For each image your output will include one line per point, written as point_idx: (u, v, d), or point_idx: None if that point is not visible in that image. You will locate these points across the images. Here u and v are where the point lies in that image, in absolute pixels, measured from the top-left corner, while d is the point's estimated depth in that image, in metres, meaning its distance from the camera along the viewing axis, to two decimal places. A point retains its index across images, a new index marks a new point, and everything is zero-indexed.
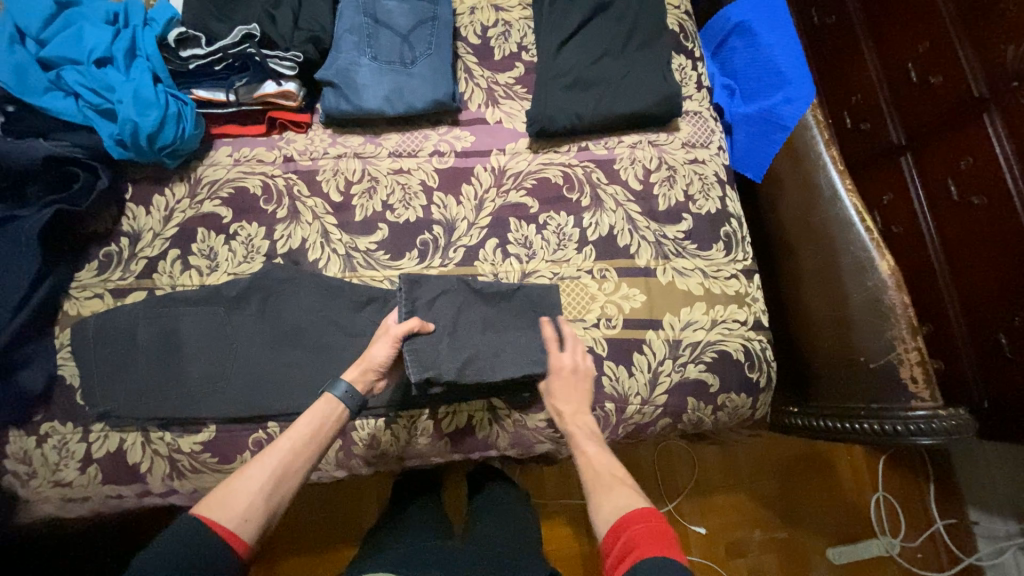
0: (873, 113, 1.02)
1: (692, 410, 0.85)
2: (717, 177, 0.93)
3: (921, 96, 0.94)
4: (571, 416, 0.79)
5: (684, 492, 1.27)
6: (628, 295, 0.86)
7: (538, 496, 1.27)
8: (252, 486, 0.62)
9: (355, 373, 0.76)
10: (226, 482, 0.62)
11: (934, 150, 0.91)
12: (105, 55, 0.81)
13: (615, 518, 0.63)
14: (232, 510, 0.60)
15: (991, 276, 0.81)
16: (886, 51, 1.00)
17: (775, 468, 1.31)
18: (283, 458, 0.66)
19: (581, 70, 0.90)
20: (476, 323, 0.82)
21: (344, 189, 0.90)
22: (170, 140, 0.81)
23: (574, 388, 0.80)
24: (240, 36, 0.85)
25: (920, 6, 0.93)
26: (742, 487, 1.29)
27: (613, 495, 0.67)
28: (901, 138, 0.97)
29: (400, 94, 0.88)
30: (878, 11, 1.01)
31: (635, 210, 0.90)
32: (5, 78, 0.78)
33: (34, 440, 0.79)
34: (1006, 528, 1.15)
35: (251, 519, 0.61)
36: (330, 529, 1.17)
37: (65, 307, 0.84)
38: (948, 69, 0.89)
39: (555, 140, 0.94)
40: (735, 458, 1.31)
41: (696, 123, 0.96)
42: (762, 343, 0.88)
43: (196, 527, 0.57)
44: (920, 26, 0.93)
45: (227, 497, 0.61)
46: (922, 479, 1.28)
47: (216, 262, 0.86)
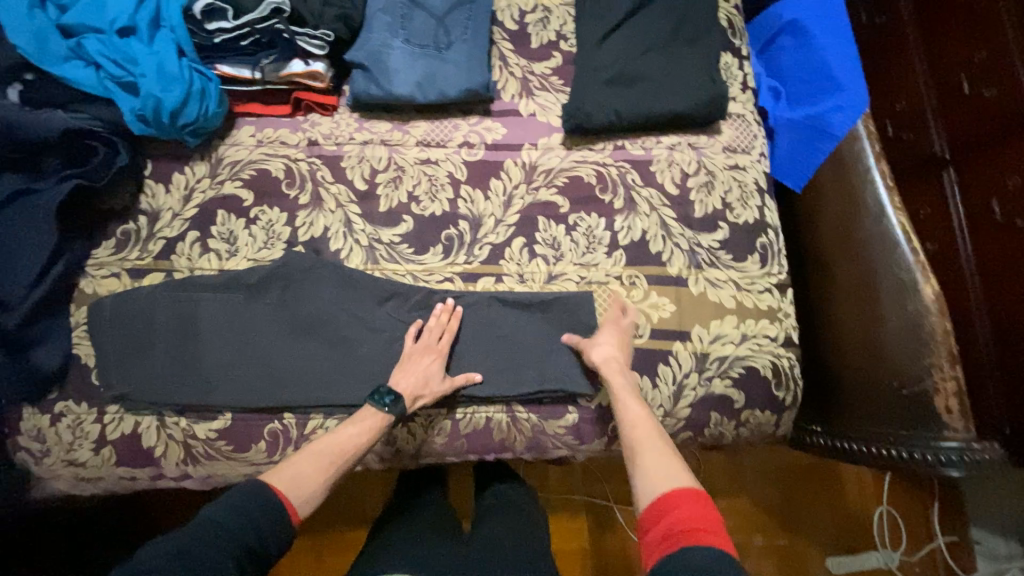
0: (916, 123, 0.97)
1: (715, 425, 0.83)
2: (758, 185, 0.89)
3: (970, 109, 0.88)
4: (618, 366, 0.76)
5: None
6: (658, 304, 0.83)
7: (542, 490, 1.27)
8: (318, 471, 0.70)
9: (409, 399, 0.75)
10: (294, 464, 0.69)
11: (978, 167, 0.86)
12: (127, 24, 0.77)
13: (661, 488, 0.61)
14: (300, 488, 0.67)
15: (1019, 301, 0.77)
16: (937, 57, 0.94)
17: (782, 478, 1.30)
18: (340, 445, 0.72)
19: (623, 64, 0.85)
20: (506, 338, 0.83)
21: (369, 177, 0.87)
22: (193, 118, 0.78)
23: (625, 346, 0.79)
24: (269, 10, 0.80)
25: (979, 7, 0.87)
26: (747, 494, 1.29)
27: (652, 459, 0.65)
28: (945, 151, 0.92)
29: (433, 80, 0.84)
30: (931, 12, 0.95)
31: (670, 215, 0.86)
32: (24, 42, 0.74)
33: (49, 418, 0.79)
34: (1008, 548, 1.15)
35: (310, 501, 0.69)
36: (338, 513, 1.17)
37: (81, 285, 0.82)
38: (1003, 81, 0.83)
39: (589, 136, 0.90)
40: (742, 466, 1.31)
41: (739, 127, 0.91)
42: (792, 360, 0.85)
43: (267, 499, 0.64)
44: (976, 32, 0.87)
45: (295, 479, 0.68)
46: (927, 496, 1.27)
47: (236, 246, 0.84)
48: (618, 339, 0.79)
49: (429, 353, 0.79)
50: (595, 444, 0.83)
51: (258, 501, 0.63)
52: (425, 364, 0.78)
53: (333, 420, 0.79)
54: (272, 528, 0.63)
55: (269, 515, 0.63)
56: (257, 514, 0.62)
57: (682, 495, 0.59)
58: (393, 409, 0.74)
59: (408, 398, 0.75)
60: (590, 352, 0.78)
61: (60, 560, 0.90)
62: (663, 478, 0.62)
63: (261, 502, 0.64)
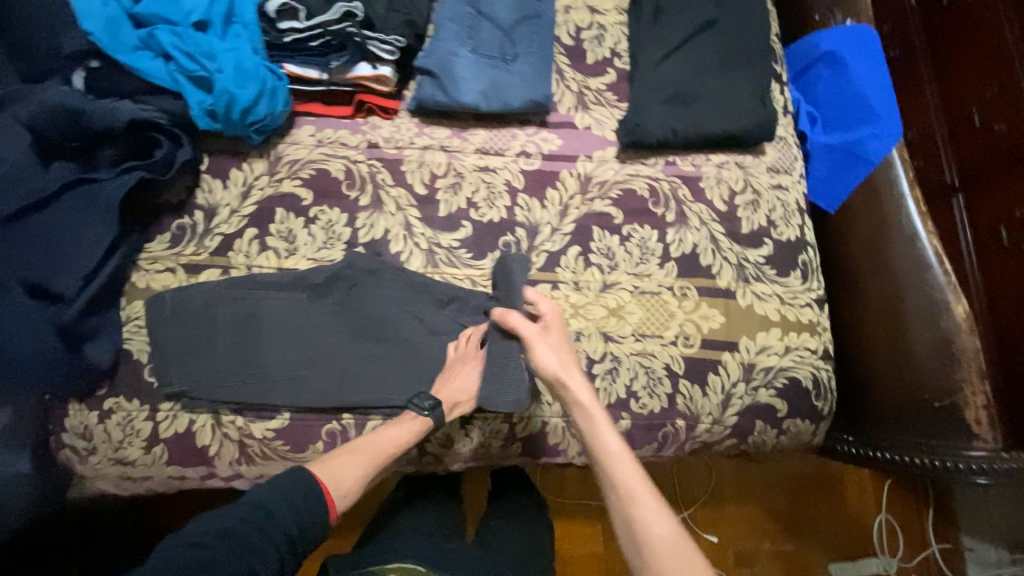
0: (926, 150, 1.04)
1: (759, 432, 0.87)
2: (799, 205, 0.94)
3: (981, 140, 0.95)
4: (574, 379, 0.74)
5: (699, 501, 1.31)
6: (708, 315, 0.87)
7: (556, 494, 1.28)
8: (358, 467, 0.72)
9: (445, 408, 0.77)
10: (338, 457, 0.72)
11: (987, 194, 0.93)
12: (202, 19, 0.77)
13: None
14: (339, 480, 0.70)
15: None
16: (947, 90, 1.01)
17: (788, 486, 1.35)
18: (384, 443, 0.74)
19: (679, 84, 0.89)
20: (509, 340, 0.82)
21: (429, 182, 0.89)
22: (261, 117, 0.77)
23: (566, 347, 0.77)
24: (340, 14, 0.82)
25: (989, 48, 0.95)
26: (755, 501, 1.33)
27: (664, 553, 0.63)
28: (955, 179, 0.99)
29: (498, 91, 0.86)
30: (943, 49, 1.02)
31: (719, 230, 0.90)
32: (98, 33, 0.74)
33: (97, 415, 0.77)
34: (998, 556, 1.23)
35: (346, 496, 0.70)
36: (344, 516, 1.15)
37: (133, 278, 0.81)
38: (1013, 117, 0.90)
39: (641, 151, 0.93)
40: (751, 474, 1.35)
41: (781, 149, 0.96)
42: (829, 372, 0.90)
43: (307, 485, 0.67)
44: (987, 71, 0.95)
45: (337, 471, 0.70)
46: (922, 504, 1.33)
47: (295, 245, 0.83)
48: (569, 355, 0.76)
49: (468, 360, 0.80)
50: (645, 449, 0.85)
51: (299, 487, 0.66)
52: (471, 377, 0.80)
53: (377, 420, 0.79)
54: (309, 513, 0.66)
55: (306, 502, 0.66)
56: (298, 498, 0.65)
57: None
58: (432, 413, 0.76)
59: (446, 404, 0.77)
60: (540, 357, 0.74)
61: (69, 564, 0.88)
62: None
63: (304, 488, 0.66)
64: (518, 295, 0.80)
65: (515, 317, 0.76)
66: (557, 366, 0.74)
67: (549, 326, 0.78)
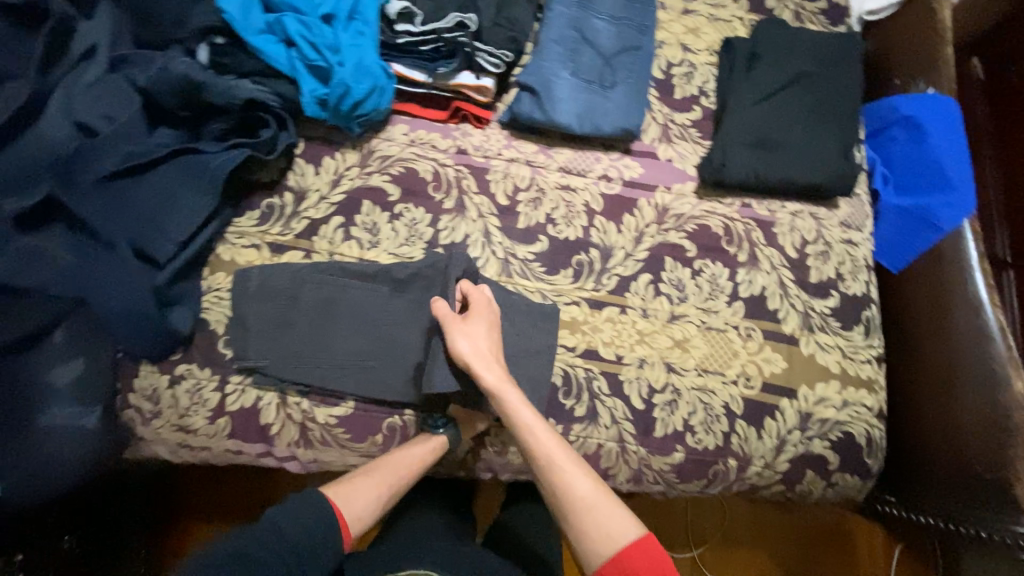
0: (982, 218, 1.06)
1: (808, 482, 0.87)
2: (866, 262, 0.95)
3: None
4: (485, 360, 0.73)
5: (709, 539, 1.24)
6: (771, 359, 0.87)
7: None
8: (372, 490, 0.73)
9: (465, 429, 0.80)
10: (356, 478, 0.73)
11: None
12: (328, 12, 0.82)
13: (607, 548, 0.63)
14: (354, 505, 0.71)
15: None
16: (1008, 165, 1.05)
17: (799, 535, 1.27)
18: (400, 465, 0.76)
19: (765, 130, 0.92)
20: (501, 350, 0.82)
21: (511, 194, 0.91)
22: (369, 111, 0.82)
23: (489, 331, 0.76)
24: (454, 23, 0.86)
25: None
26: (765, 548, 1.26)
27: (589, 513, 0.65)
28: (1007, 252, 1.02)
29: (592, 114, 0.89)
30: (1005, 125, 1.06)
31: (788, 277, 0.91)
32: (233, 12, 0.79)
33: (167, 379, 0.78)
34: None
35: (360, 519, 0.71)
36: None
37: (219, 250, 0.82)
38: None
39: (720, 190, 0.95)
40: (763, 517, 1.28)
41: (855, 206, 0.98)
42: (881, 431, 0.90)
43: (325, 507, 0.68)
44: None
45: (353, 493, 0.71)
46: None
47: (378, 239, 0.85)
48: (489, 334, 0.76)
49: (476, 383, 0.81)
50: (693, 484, 0.85)
51: (317, 510, 0.67)
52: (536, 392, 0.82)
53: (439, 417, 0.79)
54: (327, 535, 0.66)
55: (324, 524, 0.66)
56: (315, 521, 0.66)
57: (637, 547, 0.63)
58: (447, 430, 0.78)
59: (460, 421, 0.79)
60: (453, 339, 0.73)
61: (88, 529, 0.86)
62: (606, 536, 0.64)
63: (322, 510, 0.67)
64: (451, 287, 0.79)
65: (442, 304, 0.75)
66: (471, 347, 0.73)
67: (471, 311, 0.77)
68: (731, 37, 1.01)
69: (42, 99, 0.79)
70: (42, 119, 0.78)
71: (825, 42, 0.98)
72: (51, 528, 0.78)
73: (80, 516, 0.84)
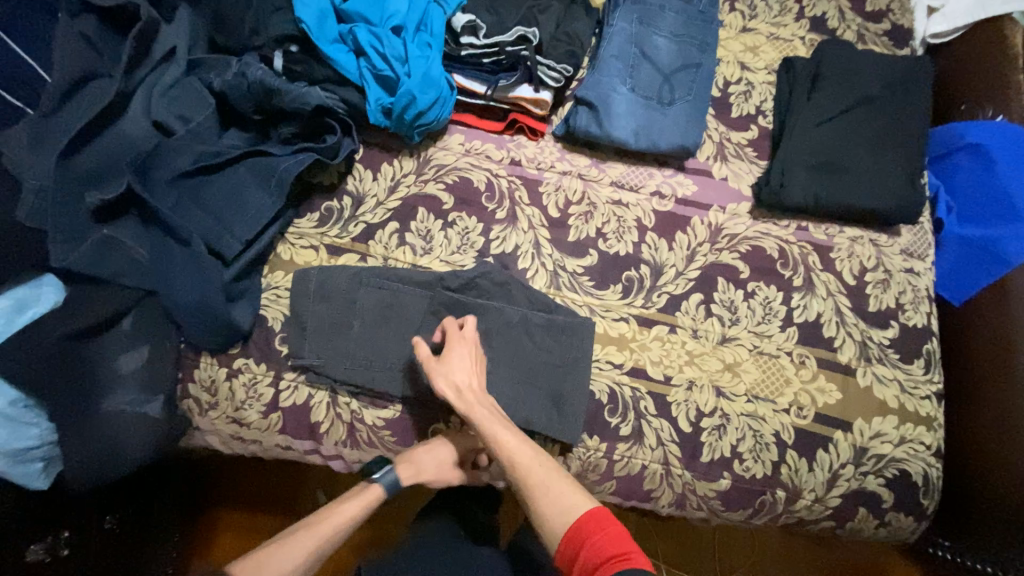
0: None
1: (860, 520, 0.83)
2: (929, 293, 0.91)
3: None
4: (471, 394, 0.74)
5: (739, 570, 1.17)
6: (825, 389, 0.84)
7: None
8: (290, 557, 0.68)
9: (404, 473, 0.76)
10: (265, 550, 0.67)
11: None
12: (398, 23, 0.84)
13: (565, 526, 0.63)
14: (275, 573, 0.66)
15: None
16: None
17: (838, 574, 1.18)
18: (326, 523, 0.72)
19: (827, 153, 0.91)
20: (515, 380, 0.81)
21: (563, 207, 0.91)
22: (430, 120, 0.84)
23: (471, 361, 0.76)
24: (517, 37, 0.88)
25: None
26: None
27: (544, 495, 0.66)
28: None
29: (649, 131, 0.89)
30: None
31: (845, 304, 0.89)
32: (309, 21, 0.82)
33: (225, 372, 0.80)
34: None
35: None
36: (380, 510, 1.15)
37: (279, 249, 0.85)
38: None
39: (775, 212, 0.93)
40: (798, 552, 1.19)
41: (917, 234, 0.94)
42: (939, 471, 0.85)
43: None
44: None
45: (264, 563, 0.66)
46: None
47: (431, 245, 0.87)
48: (470, 358, 0.77)
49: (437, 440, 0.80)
50: (738, 513, 0.82)
51: None
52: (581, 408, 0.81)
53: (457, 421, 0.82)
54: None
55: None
56: None
57: (589, 517, 0.63)
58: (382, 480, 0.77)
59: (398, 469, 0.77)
60: (445, 375, 0.73)
61: (128, 508, 0.89)
62: (563, 512, 0.64)
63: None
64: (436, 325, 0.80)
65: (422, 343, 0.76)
66: (456, 386, 0.73)
67: (451, 340, 0.77)
68: (792, 56, 1.00)
69: (125, 97, 0.79)
70: (124, 117, 0.79)
71: (892, 65, 0.96)
72: (95, 506, 0.82)
73: (122, 498, 0.88)
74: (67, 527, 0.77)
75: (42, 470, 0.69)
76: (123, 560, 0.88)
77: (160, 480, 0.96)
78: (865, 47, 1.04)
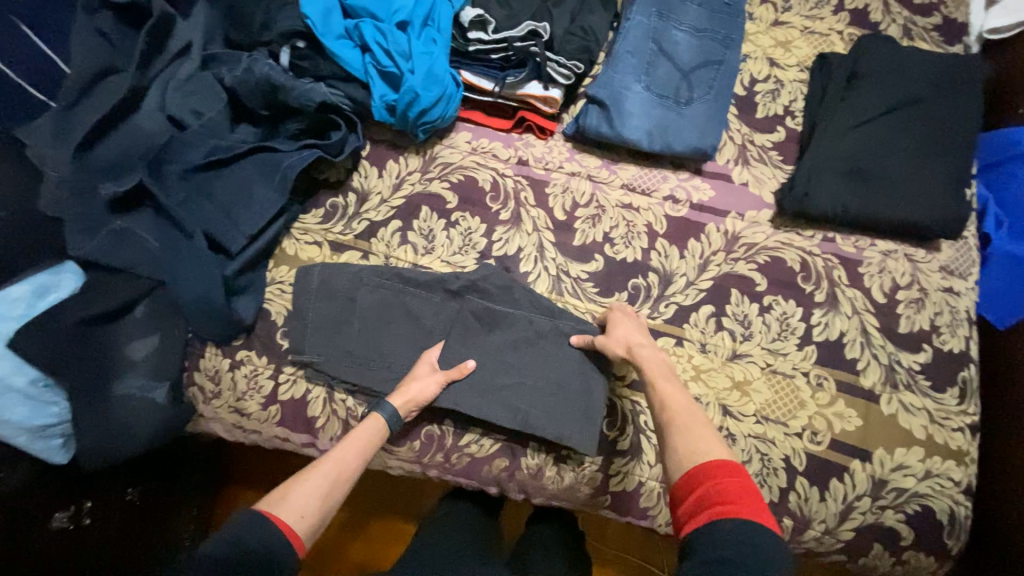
0: None
1: (874, 556, 0.77)
2: (969, 315, 0.83)
3: None
4: (642, 347, 0.73)
5: None
6: (843, 414, 0.79)
7: (594, 540, 1.14)
8: (314, 489, 0.65)
9: (399, 403, 0.74)
10: (286, 481, 0.65)
11: None
12: (405, 19, 0.84)
13: (692, 464, 0.58)
14: (295, 505, 0.62)
15: None
16: None
17: None
18: (336, 460, 0.69)
19: (862, 159, 0.84)
20: (511, 386, 0.79)
21: (569, 209, 0.87)
22: (434, 119, 0.83)
23: (636, 324, 0.77)
24: (527, 32, 0.85)
25: None
26: None
27: (685, 437, 0.61)
28: None
29: (664, 131, 0.85)
30: None
31: (872, 323, 0.82)
32: (315, 17, 0.82)
33: (227, 363, 0.82)
34: None
35: (308, 518, 0.62)
36: (387, 503, 1.17)
37: (284, 244, 0.86)
38: None
39: (800, 220, 0.87)
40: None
41: (959, 249, 0.86)
42: (968, 511, 0.78)
43: (258, 522, 0.59)
44: None
45: (288, 496, 0.63)
46: None
47: (433, 245, 0.86)
48: (634, 324, 0.77)
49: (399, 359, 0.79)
50: None
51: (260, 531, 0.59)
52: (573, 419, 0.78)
53: (626, 374, 0.82)
54: (272, 555, 0.58)
55: (264, 543, 0.58)
56: (260, 543, 0.58)
57: (712, 468, 0.56)
58: (382, 407, 0.74)
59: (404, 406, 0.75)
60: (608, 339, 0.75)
61: (147, 480, 0.92)
62: (694, 454, 0.59)
63: (258, 530, 0.59)
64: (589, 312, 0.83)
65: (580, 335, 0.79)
66: (629, 344, 0.74)
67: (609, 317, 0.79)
68: (827, 52, 0.92)
69: (140, 92, 0.82)
70: (140, 112, 0.82)
71: (943, 64, 0.87)
72: (118, 474, 0.85)
73: (145, 472, 0.91)
74: (90, 499, 0.80)
75: (62, 445, 0.73)
76: (144, 527, 0.93)
77: (176, 461, 0.99)
78: (911, 43, 0.95)
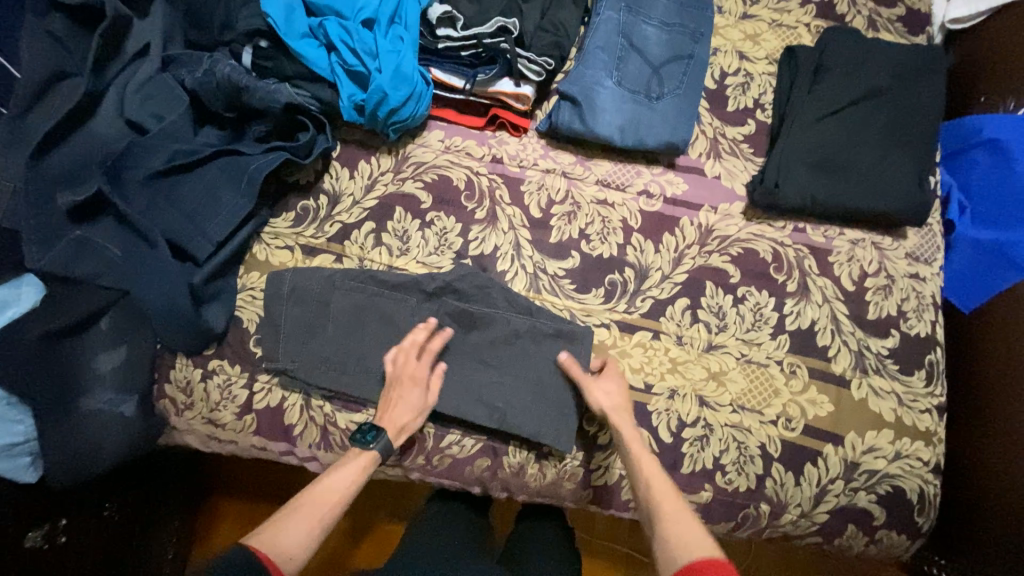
0: None
1: (848, 537, 0.80)
2: (934, 300, 0.86)
3: None
4: (622, 414, 0.75)
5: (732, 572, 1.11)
6: (816, 401, 0.80)
7: (581, 531, 1.15)
8: (302, 527, 0.64)
9: (393, 434, 0.74)
10: (275, 519, 0.64)
11: None
12: (370, 17, 0.82)
13: (684, 559, 0.60)
14: (283, 544, 0.62)
15: None
16: None
17: None
18: (323, 495, 0.68)
19: (830, 151, 0.85)
20: (490, 386, 0.79)
21: (545, 206, 0.87)
22: (404, 118, 0.82)
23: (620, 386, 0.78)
24: (496, 28, 0.84)
25: None
26: None
27: (674, 528, 0.63)
28: None
29: (636, 126, 0.85)
30: None
31: (842, 311, 0.84)
32: (277, 15, 0.80)
33: (200, 373, 0.80)
34: None
35: (295, 558, 0.62)
36: (373, 506, 1.17)
37: (254, 249, 0.84)
38: None
39: (771, 212, 0.88)
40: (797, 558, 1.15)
41: (924, 236, 0.89)
42: (936, 488, 0.81)
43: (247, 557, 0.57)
44: None
45: (277, 535, 0.63)
46: None
47: (408, 246, 0.85)
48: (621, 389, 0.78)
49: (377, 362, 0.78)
50: (720, 526, 0.80)
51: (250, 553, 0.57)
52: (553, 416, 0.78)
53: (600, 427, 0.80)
54: None
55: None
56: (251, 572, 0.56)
57: (703, 564, 0.58)
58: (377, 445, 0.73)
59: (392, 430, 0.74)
60: (592, 398, 0.76)
61: (124, 492, 0.89)
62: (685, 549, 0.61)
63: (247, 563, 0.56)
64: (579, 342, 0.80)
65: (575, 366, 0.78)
66: (611, 411, 0.75)
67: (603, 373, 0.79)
68: (794, 45, 0.93)
69: (95, 96, 0.79)
70: (96, 116, 0.79)
71: (907, 56, 0.89)
72: (94, 489, 0.82)
73: (122, 484, 0.89)
74: (65, 516, 0.77)
75: (29, 465, 0.70)
76: (124, 544, 0.90)
77: (154, 474, 0.97)
78: (875, 35, 0.97)
